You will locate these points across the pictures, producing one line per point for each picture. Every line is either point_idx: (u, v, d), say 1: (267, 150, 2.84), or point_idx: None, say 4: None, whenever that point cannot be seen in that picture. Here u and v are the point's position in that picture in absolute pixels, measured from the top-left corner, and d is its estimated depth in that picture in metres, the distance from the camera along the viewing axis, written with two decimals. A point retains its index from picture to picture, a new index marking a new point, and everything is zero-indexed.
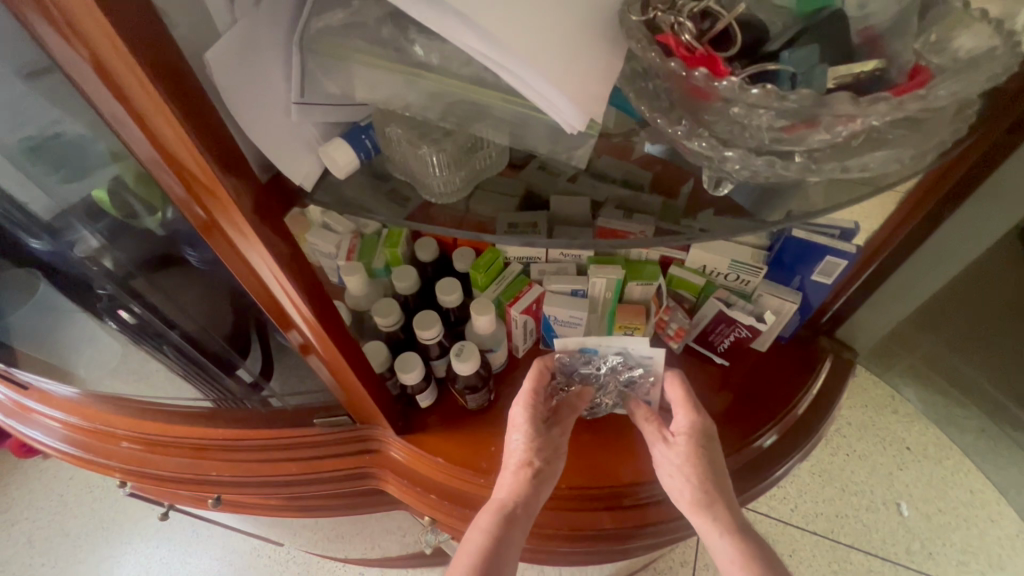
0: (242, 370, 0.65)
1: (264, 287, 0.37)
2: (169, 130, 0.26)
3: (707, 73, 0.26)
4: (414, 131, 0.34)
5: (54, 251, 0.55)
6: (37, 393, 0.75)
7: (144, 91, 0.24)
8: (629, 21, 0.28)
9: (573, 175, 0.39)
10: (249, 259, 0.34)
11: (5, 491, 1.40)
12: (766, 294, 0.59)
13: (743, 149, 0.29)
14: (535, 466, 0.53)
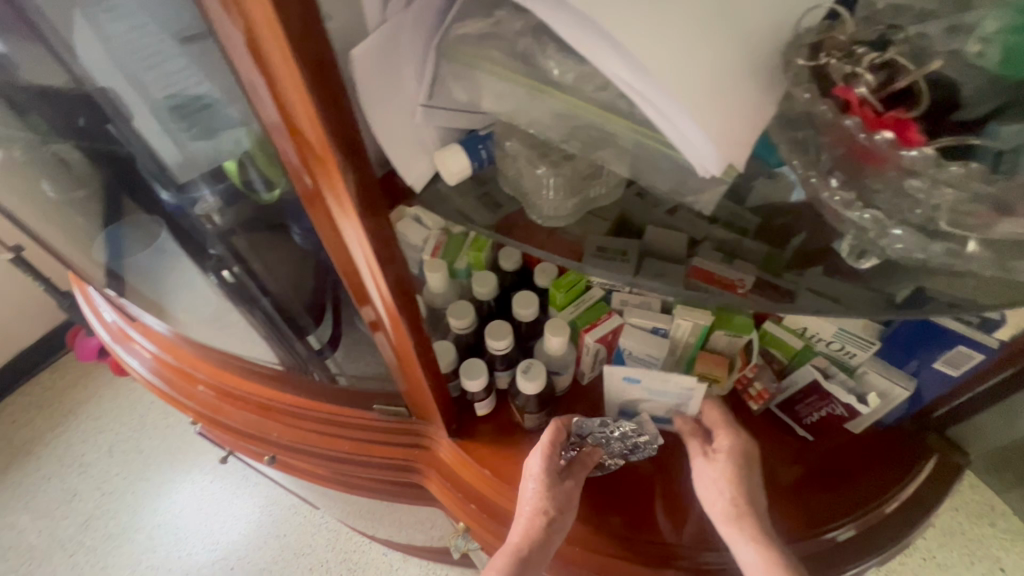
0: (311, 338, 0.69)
1: (352, 264, 0.38)
2: (303, 113, 0.26)
3: (890, 136, 0.27)
4: (534, 150, 0.34)
5: (184, 202, 0.61)
6: (139, 326, 0.83)
7: (288, 76, 0.24)
8: (795, 64, 0.28)
9: (674, 207, 0.36)
10: (346, 239, 0.35)
11: (99, 402, 1.57)
12: (872, 372, 0.53)
13: (914, 225, 0.30)
14: (548, 521, 0.53)
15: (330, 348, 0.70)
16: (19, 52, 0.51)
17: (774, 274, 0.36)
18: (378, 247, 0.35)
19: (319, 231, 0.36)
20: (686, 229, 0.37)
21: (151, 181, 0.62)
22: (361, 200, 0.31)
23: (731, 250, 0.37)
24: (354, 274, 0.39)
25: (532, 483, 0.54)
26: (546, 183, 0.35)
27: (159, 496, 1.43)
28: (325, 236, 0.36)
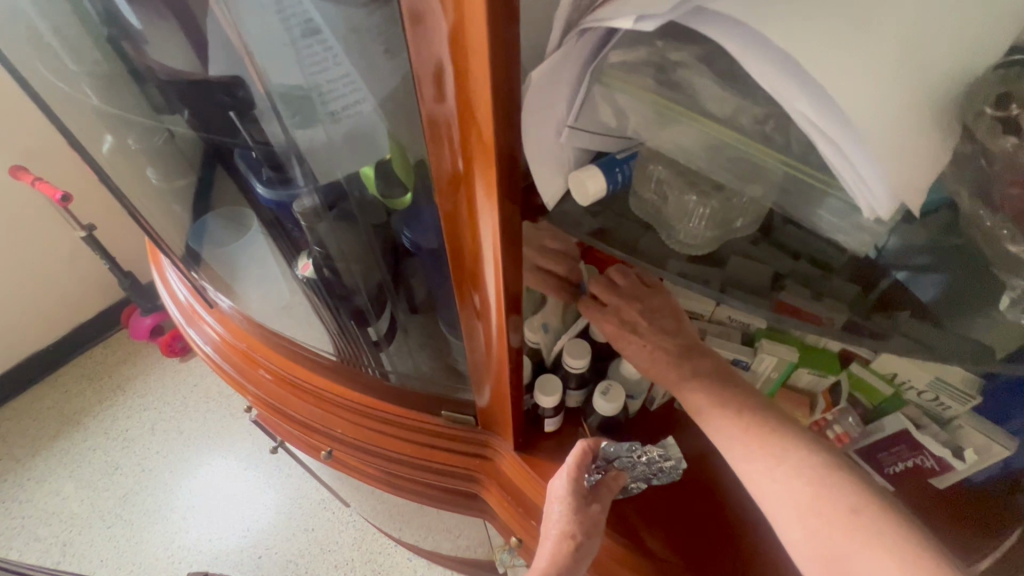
0: (373, 327, 0.69)
1: (478, 252, 0.38)
2: (481, 118, 0.27)
3: None
4: (684, 179, 0.35)
5: (280, 198, 0.63)
6: (215, 311, 0.84)
7: (481, 85, 0.25)
8: (984, 114, 0.29)
9: (757, 240, 0.36)
10: (481, 229, 0.35)
11: (146, 379, 1.63)
12: (969, 428, 0.51)
13: None
14: (575, 547, 0.52)
15: (387, 340, 0.70)
16: (155, 44, 0.54)
17: (863, 314, 0.35)
18: (509, 245, 0.34)
19: (455, 215, 0.37)
20: (772, 262, 0.36)
21: (250, 174, 0.65)
22: (506, 214, 0.32)
23: (820, 288, 0.35)
24: (476, 264, 0.39)
25: (558, 507, 0.53)
26: (695, 211, 0.35)
27: (195, 476, 1.47)
28: (460, 222, 0.37)
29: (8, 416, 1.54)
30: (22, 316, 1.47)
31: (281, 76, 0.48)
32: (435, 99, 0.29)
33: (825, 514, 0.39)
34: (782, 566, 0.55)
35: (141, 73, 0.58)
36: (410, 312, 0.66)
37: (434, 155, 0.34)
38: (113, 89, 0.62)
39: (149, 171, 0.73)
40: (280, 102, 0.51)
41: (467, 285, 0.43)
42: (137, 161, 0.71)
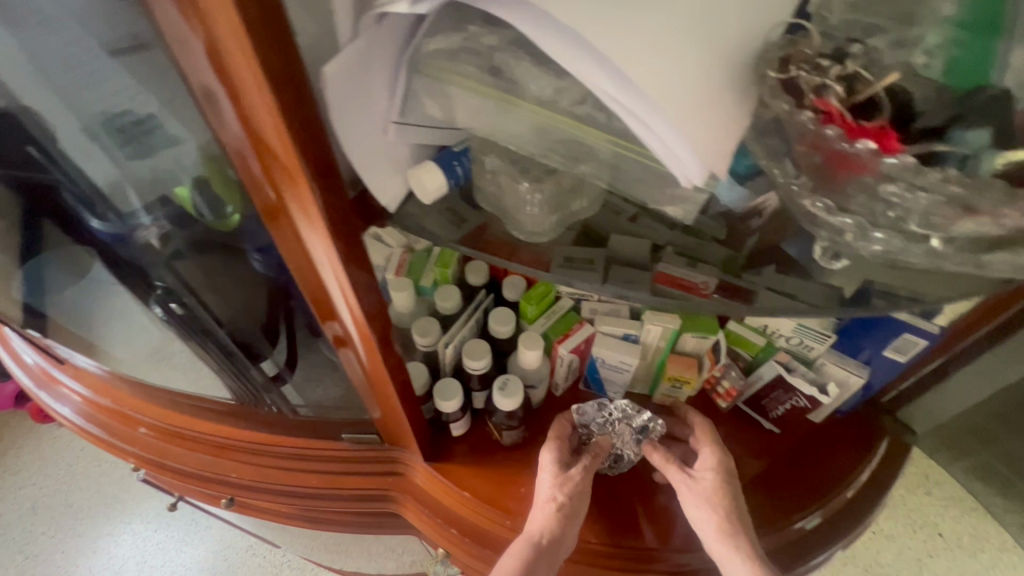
0: (268, 361, 0.63)
1: (320, 283, 0.36)
2: (277, 140, 0.25)
3: (872, 145, 0.26)
4: (512, 165, 0.34)
5: (121, 232, 0.56)
6: (71, 367, 0.76)
7: (264, 108, 0.24)
8: (767, 77, 0.28)
9: (636, 215, 0.37)
10: (316, 259, 0.33)
11: (17, 453, 1.41)
12: (830, 364, 0.56)
13: (888, 230, 0.29)
14: (561, 510, 0.52)
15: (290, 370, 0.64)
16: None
17: (736, 275, 0.37)
18: (348, 267, 0.33)
19: (285, 249, 0.34)
20: (649, 237, 0.37)
21: (80, 209, 0.56)
22: (335, 227, 0.30)
23: (695, 257, 0.38)
24: (322, 295, 0.37)
25: (544, 474, 0.54)
26: (528, 200, 0.34)
27: (95, 551, 1.30)
28: (291, 257, 0.34)
29: None
30: None
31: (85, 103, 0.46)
32: (218, 115, 0.26)
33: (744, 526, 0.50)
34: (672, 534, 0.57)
35: None
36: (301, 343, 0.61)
37: (242, 181, 0.31)
38: None
39: None
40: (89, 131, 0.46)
41: (324, 317, 0.41)
42: None
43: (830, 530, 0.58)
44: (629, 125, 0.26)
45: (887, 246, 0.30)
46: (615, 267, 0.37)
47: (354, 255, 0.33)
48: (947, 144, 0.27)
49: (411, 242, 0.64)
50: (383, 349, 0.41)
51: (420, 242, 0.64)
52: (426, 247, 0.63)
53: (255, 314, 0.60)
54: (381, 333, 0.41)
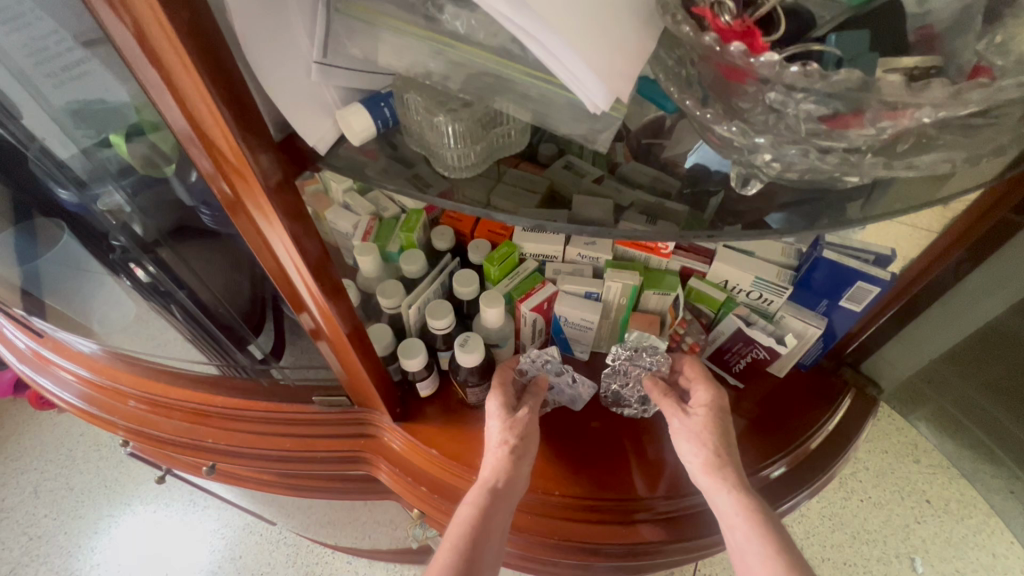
0: (253, 346, 0.67)
1: (280, 268, 0.40)
2: (216, 127, 0.29)
3: (742, 46, 0.25)
4: (431, 99, 0.33)
5: (85, 203, 0.55)
6: (50, 340, 0.78)
7: (200, 96, 0.27)
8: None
9: (600, 177, 0.39)
10: (273, 245, 0.37)
11: (20, 440, 1.43)
12: (789, 315, 0.57)
13: (772, 138, 0.29)
14: (513, 453, 0.53)
15: (275, 355, 0.68)
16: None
17: (695, 232, 0.37)
18: (302, 251, 0.37)
19: (244, 237, 0.38)
20: (612, 196, 0.38)
21: (45, 181, 0.56)
22: (276, 198, 0.33)
23: (656, 214, 0.38)
24: (283, 280, 0.41)
25: (492, 420, 0.55)
26: (447, 133, 0.33)
27: (96, 532, 1.32)
28: (251, 243, 0.38)
29: None
30: None
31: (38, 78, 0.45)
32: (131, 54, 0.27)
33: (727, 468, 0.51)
34: (667, 485, 0.59)
35: None
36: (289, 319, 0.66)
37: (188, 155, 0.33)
38: None
39: None
40: None
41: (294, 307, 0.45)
42: None
43: (794, 480, 0.59)
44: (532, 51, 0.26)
45: (777, 156, 0.30)
46: (575, 226, 0.37)
47: (306, 239, 0.37)
48: (819, 45, 0.26)
49: (378, 210, 0.64)
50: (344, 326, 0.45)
51: (388, 209, 0.64)
52: (395, 213, 0.64)
53: (240, 294, 0.63)
54: (344, 310, 0.44)
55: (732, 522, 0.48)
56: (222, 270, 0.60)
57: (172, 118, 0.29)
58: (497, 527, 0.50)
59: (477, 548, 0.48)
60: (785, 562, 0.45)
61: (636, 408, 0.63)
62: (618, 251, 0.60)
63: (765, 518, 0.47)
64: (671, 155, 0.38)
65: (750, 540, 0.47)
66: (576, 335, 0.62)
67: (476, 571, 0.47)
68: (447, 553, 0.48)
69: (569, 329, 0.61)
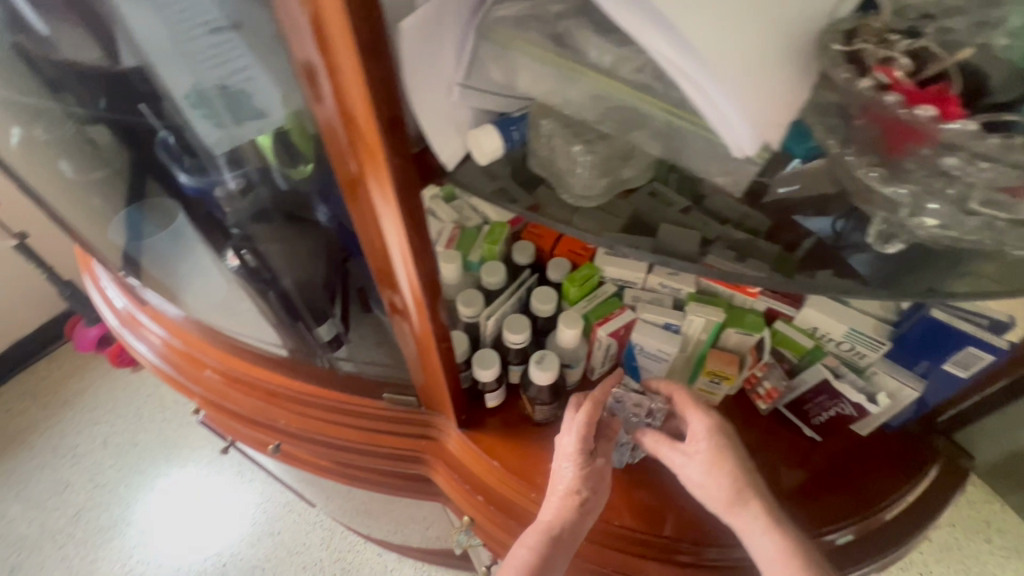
0: (319, 330, 0.70)
1: (380, 248, 0.40)
2: (364, 113, 0.28)
3: (932, 114, 0.30)
4: (567, 129, 0.35)
5: (203, 185, 0.62)
6: (150, 309, 0.82)
7: (356, 83, 0.27)
8: (834, 51, 0.31)
9: (687, 208, 0.38)
10: (379, 222, 0.36)
11: (95, 393, 1.54)
12: (881, 372, 0.54)
13: (946, 203, 0.32)
14: (580, 503, 0.53)
15: (338, 341, 0.71)
16: (57, 37, 0.53)
17: (789, 275, 0.37)
18: (411, 237, 0.37)
19: (356, 215, 0.38)
20: (698, 229, 0.38)
21: (173, 164, 0.63)
22: (403, 188, 0.33)
23: (744, 251, 0.38)
24: (380, 258, 0.41)
25: (564, 463, 0.54)
26: (580, 161, 0.35)
27: (153, 488, 1.40)
28: (358, 217, 0.38)
29: None
30: None
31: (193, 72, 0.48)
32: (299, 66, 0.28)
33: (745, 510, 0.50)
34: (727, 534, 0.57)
35: (41, 64, 0.56)
36: (361, 311, 0.67)
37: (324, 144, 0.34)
38: (5, 73, 0.58)
39: (62, 163, 0.68)
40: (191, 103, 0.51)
41: (387, 288, 0.46)
42: (47, 156, 0.67)
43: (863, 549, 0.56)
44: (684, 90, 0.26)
45: None
46: (664, 258, 0.38)
47: (416, 229, 0.37)
48: None
49: (460, 219, 0.65)
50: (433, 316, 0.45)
51: (470, 219, 0.65)
52: (477, 223, 0.65)
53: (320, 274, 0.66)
54: (433, 300, 0.44)
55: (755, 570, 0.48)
56: (307, 253, 0.65)
57: (326, 105, 0.29)
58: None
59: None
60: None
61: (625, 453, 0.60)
62: (701, 284, 0.59)
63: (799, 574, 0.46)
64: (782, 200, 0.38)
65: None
66: (646, 366, 0.61)
67: None
68: None
69: (642, 359, 0.60)
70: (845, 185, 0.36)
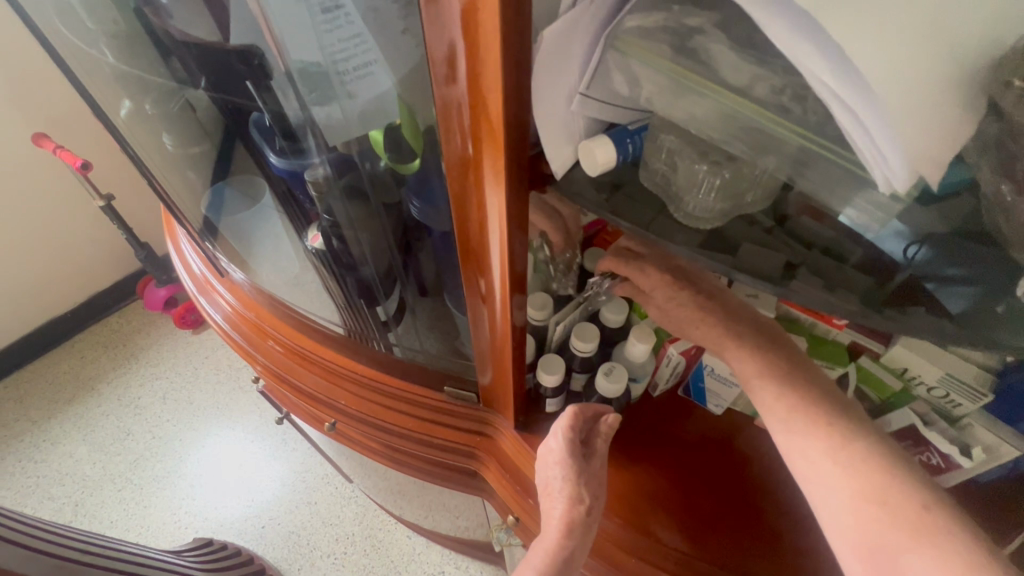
0: (381, 308, 0.70)
1: (484, 233, 0.42)
2: (496, 111, 0.31)
3: None
4: (690, 146, 0.35)
5: (292, 168, 0.63)
6: (226, 280, 0.86)
7: (495, 81, 0.29)
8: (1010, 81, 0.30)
9: (771, 228, 0.37)
10: (488, 207, 0.38)
11: (159, 349, 1.64)
12: (978, 425, 0.50)
13: None
14: (580, 523, 0.52)
15: (396, 321, 0.71)
16: (183, 17, 0.56)
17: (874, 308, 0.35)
18: (513, 224, 0.37)
19: (460, 189, 0.40)
20: (786, 253, 0.36)
21: (264, 144, 0.65)
22: (513, 172, 0.34)
23: (834, 280, 0.36)
24: (482, 244, 0.43)
25: (556, 478, 0.53)
26: (704, 181, 0.36)
27: (203, 445, 1.48)
28: (469, 202, 0.40)
29: (25, 376, 1.57)
30: (36, 279, 1.49)
31: (306, 52, 0.49)
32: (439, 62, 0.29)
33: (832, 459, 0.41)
34: (795, 567, 0.54)
35: (163, 40, 0.60)
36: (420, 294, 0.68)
37: (445, 122, 0.36)
38: (132, 47, 0.62)
39: (164, 136, 0.72)
40: (301, 83, 0.52)
41: (473, 270, 0.47)
42: (153, 127, 0.72)
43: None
44: (836, 116, 0.26)
45: None
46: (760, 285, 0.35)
47: (518, 218, 0.37)
48: None
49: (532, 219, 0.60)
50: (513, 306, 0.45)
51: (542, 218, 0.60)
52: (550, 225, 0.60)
53: (386, 253, 0.63)
54: (516, 291, 0.44)
55: (811, 470, 0.42)
56: (373, 232, 0.61)
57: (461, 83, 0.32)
58: None
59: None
60: (898, 534, 0.37)
61: (664, 365, 0.61)
62: (781, 309, 0.57)
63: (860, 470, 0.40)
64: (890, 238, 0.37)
65: (840, 495, 0.40)
66: (713, 390, 0.62)
67: None
68: None
69: (709, 379, 0.61)
70: (995, 220, 0.34)
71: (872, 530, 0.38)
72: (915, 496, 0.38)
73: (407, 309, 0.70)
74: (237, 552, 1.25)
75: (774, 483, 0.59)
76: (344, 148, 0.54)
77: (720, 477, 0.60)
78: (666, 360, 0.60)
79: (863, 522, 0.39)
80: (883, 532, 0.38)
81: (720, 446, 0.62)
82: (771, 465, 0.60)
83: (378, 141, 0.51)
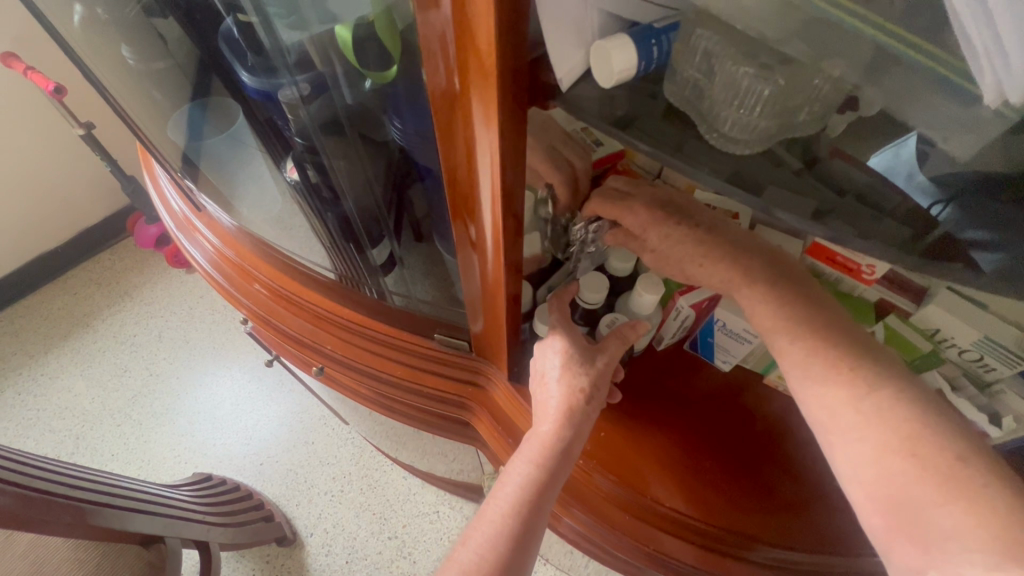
0: (370, 255, 0.64)
1: (472, 172, 0.36)
2: (482, 22, 0.25)
3: None
4: (739, 49, 0.31)
5: (266, 88, 0.55)
6: (206, 217, 0.80)
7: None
8: None
9: (798, 170, 0.32)
10: (477, 146, 0.33)
11: (152, 288, 1.60)
12: (1011, 392, 0.46)
13: None
14: (579, 410, 0.49)
15: (386, 269, 0.66)
16: None
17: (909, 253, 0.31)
18: (504, 164, 0.32)
19: (444, 127, 0.34)
20: (818, 197, 0.32)
21: (235, 60, 0.57)
22: (506, 102, 0.28)
23: (868, 229, 0.31)
24: (472, 188, 0.37)
25: (554, 367, 0.51)
26: (751, 90, 0.31)
27: (200, 385, 1.47)
28: (455, 140, 0.34)
29: (19, 311, 1.55)
30: (20, 211, 1.43)
31: None
32: None
33: (871, 438, 0.37)
34: (794, 519, 0.52)
35: None
36: (413, 241, 0.62)
37: (424, 45, 0.30)
38: None
39: (123, 49, 0.64)
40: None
41: (462, 217, 0.42)
42: (110, 39, 0.63)
43: None
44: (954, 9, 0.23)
45: None
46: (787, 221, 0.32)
47: (512, 155, 0.32)
48: None
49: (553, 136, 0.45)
50: (507, 256, 0.40)
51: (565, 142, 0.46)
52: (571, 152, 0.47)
53: (373, 194, 0.57)
54: (511, 239, 0.39)
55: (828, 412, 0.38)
56: (357, 171, 0.54)
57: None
58: (558, 484, 0.48)
59: (532, 517, 0.45)
60: (932, 500, 0.34)
61: (671, 317, 0.57)
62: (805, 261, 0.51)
63: (888, 421, 0.37)
64: (947, 175, 0.32)
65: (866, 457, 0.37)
66: (724, 348, 0.58)
67: (535, 517, 0.46)
68: (496, 513, 0.46)
69: (720, 335, 0.56)
70: None
71: (898, 492, 0.35)
72: (954, 458, 0.35)
73: (399, 260, 0.64)
74: (237, 486, 1.26)
75: (776, 435, 0.57)
76: (319, 62, 0.46)
77: (722, 427, 0.57)
78: (675, 314, 0.56)
79: (897, 492, 0.35)
80: (915, 499, 0.35)
81: (726, 403, 0.59)
82: (776, 425, 0.57)
83: (350, 48, 0.43)
